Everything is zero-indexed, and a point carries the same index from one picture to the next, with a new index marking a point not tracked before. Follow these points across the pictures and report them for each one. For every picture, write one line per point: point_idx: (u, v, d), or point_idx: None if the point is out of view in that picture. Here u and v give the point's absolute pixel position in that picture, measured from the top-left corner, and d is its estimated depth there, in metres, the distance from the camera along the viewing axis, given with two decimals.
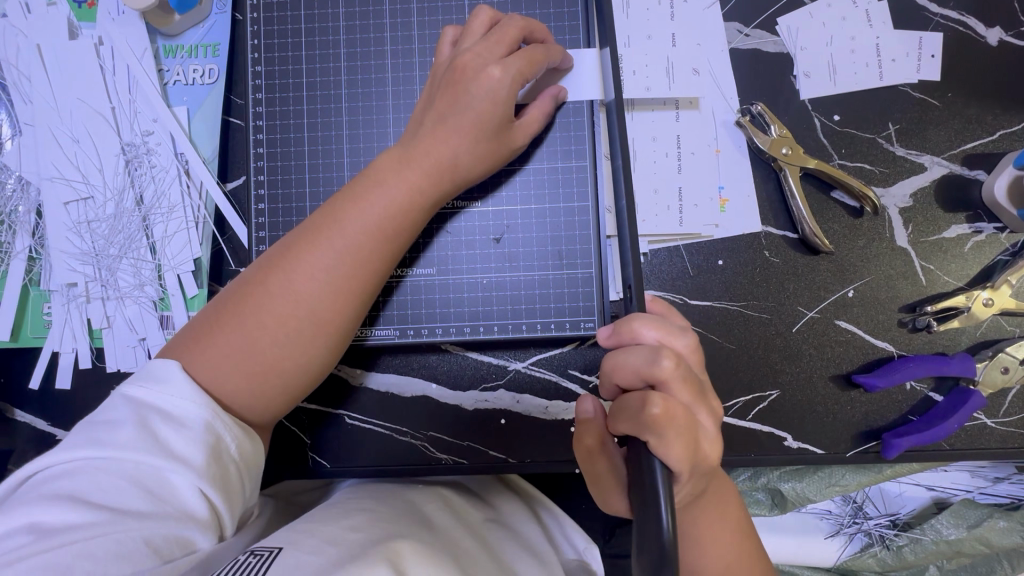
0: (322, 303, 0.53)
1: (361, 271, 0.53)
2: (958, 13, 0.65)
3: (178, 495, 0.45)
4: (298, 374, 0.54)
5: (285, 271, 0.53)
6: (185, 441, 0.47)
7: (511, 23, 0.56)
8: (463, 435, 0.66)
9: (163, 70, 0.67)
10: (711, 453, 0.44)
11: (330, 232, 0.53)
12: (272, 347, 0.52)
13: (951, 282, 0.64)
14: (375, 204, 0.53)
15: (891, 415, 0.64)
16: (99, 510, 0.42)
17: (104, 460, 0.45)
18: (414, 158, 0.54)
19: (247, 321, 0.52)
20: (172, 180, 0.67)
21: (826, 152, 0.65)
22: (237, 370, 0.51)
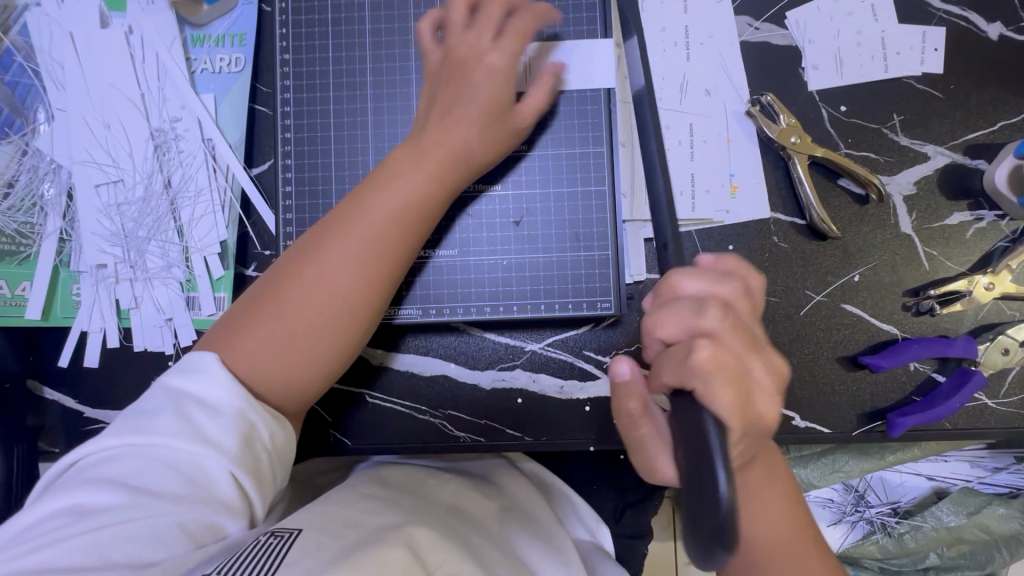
0: (351, 292, 0.54)
1: (388, 259, 0.55)
2: (960, 9, 0.68)
3: (211, 482, 0.46)
4: (327, 362, 0.55)
5: (313, 265, 0.54)
6: (219, 428, 0.47)
7: (492, 2, 0.60)
8: (481, 414, 0.68)
9: (190, 59, 0.70)
10: (770, 410, 0.41)
11: (355, 223, 0.55)
12: (304, 337, 0.53)
13: (953, 267, 0.67)
14: (395, 195, 0.55)
15: (895, 396, 0.66)
16: (137, 494, 0.44)
17: (143, 445, 0.46)
18: (427, 149, 0.57)
19: (278, 313, 0.53)
20: (200, 165, 0.69)
21: (833, 142, 0.68)
22: (271, 362, 0.53)
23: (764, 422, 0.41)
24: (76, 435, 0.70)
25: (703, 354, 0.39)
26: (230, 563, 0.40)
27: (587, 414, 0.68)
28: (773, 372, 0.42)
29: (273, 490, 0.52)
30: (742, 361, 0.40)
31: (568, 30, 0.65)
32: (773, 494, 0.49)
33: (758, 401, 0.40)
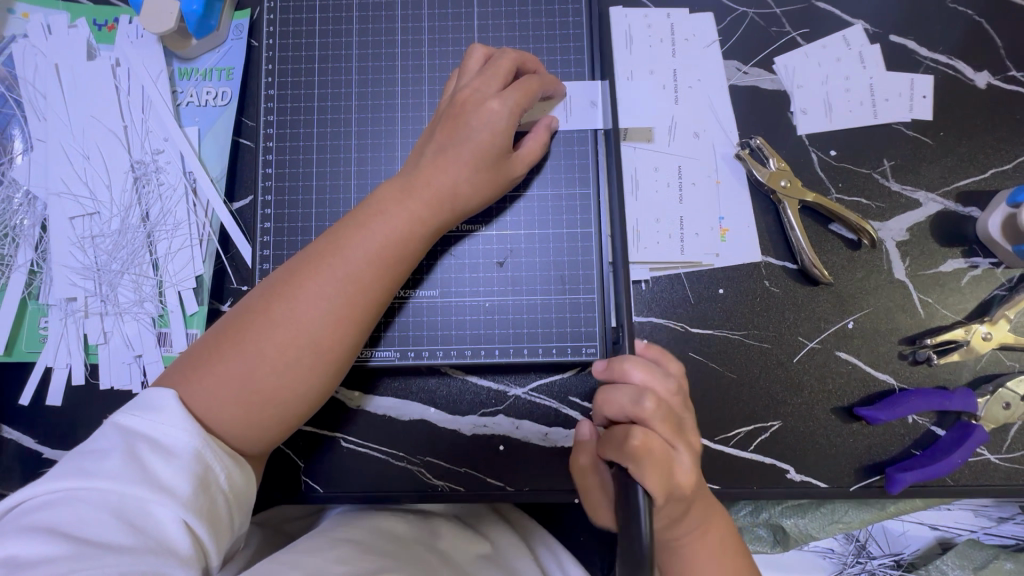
0: (321, 333, 0.53)
1: (362, 298, 0.54)
2: (947, 57, 0.68)
3: (160, 528, 0.44)
4: (291, 405, 0.53)
5: (287, 300, 0.53)
6: (171, 470, 0.46)
7: (504, 57, 0.59)
8: (460, 462, 0.65)
9: (176, 92, 0.69)
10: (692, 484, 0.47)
11: (332, 263, 0.53)
12: (268, 375, 0.51)
13: (949, 315, 0.65)
14: (377, 235, 0.54)
15: (893, 449, 0.63)
16: (76, 541, 0.41)
17: (88, 491, 0.44)
18: (415, 189, 0.55)
19: (245, 349, 0.52)
20: (179, 197, 0.67)
21: (824, 186, 0.67)
22: (234, 400, 0.51)
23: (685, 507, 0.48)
24: (33, 477, 0.66)
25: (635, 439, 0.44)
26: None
27: (572, 463, 0.64)
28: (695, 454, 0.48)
29: (231, 537, 0.49)
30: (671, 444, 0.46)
31: (555, 71, 0.65)
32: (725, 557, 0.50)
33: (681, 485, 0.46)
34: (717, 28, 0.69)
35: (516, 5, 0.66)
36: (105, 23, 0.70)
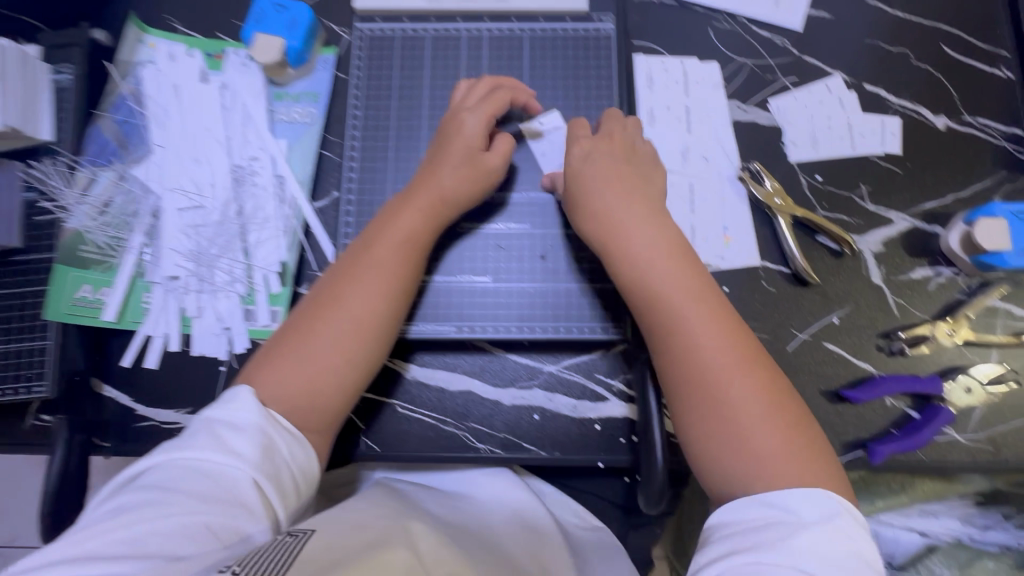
0: (364, 320, 0.65)
1: (387, 281, 0.67)
2: (911, 103, 0.83)
3: (237, 488, 0.53)
4: (340, 375, 0.64)
5: (330, 296, 0.66)
6: (243, 443, 0.55)
7: (482, 84, 0.75)
8: (501, 428, 0.75)
9: (272, 111, 0.83)
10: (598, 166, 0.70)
11: (364, 266, 0.67)
12: (324, 356, 0.63)
13: (919, 314, 0.76)
14: (398, 239, 0.68)
15: (875, 428, 0.73)
16: (171, 497, 0.51)
17: (179, 462, 0.54)
18: (417, 193, 0.71)
19: (301, 341, 0.64)
20: (270, 197, 0.80)
21: (811, 205, 0.80)
22: (295, 377, 0.62)
23: (641, 226, 0.65)
24: (125, 432, 0.75)
25: (582, 159, 0.71)
26: (250, 557, 0.46)
27: (598, 432, 0.74)
28: (644, 187, 0.69)
29: (296, 501, 0.58)
30: (613, 173, 0.69)
31: (591, 103, 0.79)
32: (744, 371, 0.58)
33: (628, 200, 0.67)
34: (723, 73, 0.84)
35: (559, 47, 0.80)
36: (215, 53, 0.85)
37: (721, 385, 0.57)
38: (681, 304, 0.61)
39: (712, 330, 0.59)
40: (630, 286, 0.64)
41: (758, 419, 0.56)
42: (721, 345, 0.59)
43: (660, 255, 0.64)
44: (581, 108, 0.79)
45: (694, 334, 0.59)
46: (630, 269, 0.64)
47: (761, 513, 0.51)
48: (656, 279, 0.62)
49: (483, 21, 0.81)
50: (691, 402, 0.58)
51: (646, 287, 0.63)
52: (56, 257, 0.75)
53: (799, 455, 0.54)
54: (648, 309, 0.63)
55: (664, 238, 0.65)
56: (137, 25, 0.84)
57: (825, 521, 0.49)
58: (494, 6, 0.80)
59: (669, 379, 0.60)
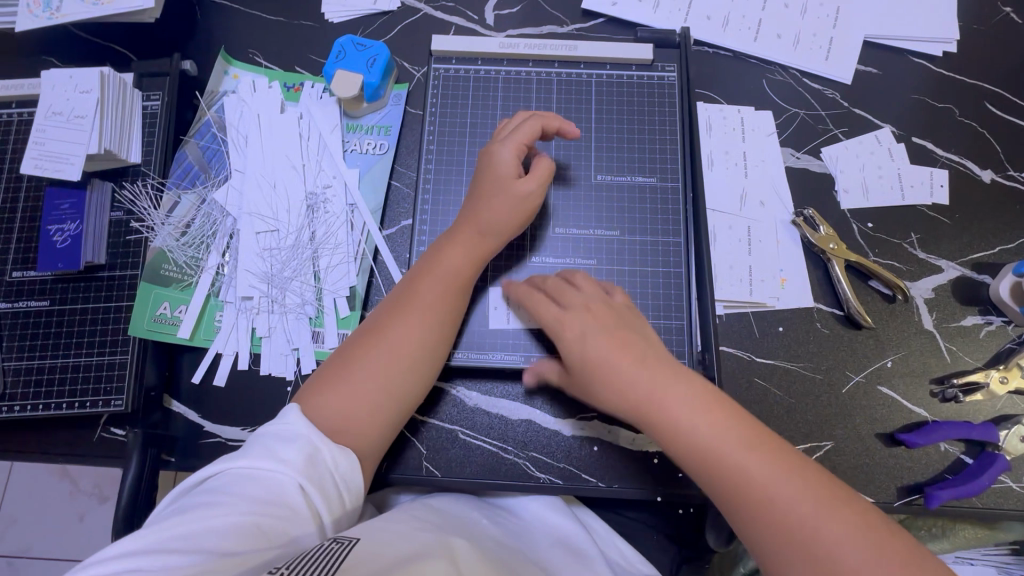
0: (412, 348, 0.66)
1: (431, 313, 0.68)
2: (958, 157, 0.86)
3: (283, 492, 0.53)
4: (381, 399, 0.64)
5: (377, 331, 0.66)
6: (289, 449, 0.55)
7: (513, 120, 0.77)
8: (561, 458, 0.76)
9: (345, 141, 0.87)
10: (596, 341, 0.62)
11: (411, 300, 0.68)
12: (365, 382, 0.63)
13: (970, 361, 0.79)
14: (441, 274, 0.69)
15: (929, 472, 0.75)
16: (222, 498, 0.51)
17: (233, 469, 0.54)
18: (460, 229, 0.72)
19: (345, 365, 0.64)
20: (342, 223, 0.83)
21: (864, 250, 0.83)
22: (338, 403, 0.62)
23: (665, 378, 0.59)
24: (191, 447, 0.76)
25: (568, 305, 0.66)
26: (297, 559, 0.46)
27: (656, 466, 0.75)
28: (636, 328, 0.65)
29: (341, 506, 0.57)
30: (615, 343, 0.61)
31: (654, 144, 0.82)
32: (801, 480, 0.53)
33: (644, 367, 0.60)
34: (776, 122, 0.88)
35: (624, 93, 0.84)
36: (293, 85, 0.89)
37: (812, 537, 0.50)
38: (734, 458, 0.54)
39: (779, 477, 0.53)
40: (677, 455, 0.57)
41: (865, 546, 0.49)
42: (790, 486, 0.53)
43: (696, 407, 0.57)
44: (644, 150, 0.82)
45: (756, 483, 0.53)
46: (674, 441, 0.57)
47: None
48: (698, 438, 0.56)
49: (553, 65, 0.86)
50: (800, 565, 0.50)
51: (695, 454, 0.56)
52: (140, 275, 0.78)
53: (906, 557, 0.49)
54: (704, 473, 0.56)
55: (695, 389, 0.58)
56: (224, 58, 0.89)
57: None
58: (564, 52, 0.85)
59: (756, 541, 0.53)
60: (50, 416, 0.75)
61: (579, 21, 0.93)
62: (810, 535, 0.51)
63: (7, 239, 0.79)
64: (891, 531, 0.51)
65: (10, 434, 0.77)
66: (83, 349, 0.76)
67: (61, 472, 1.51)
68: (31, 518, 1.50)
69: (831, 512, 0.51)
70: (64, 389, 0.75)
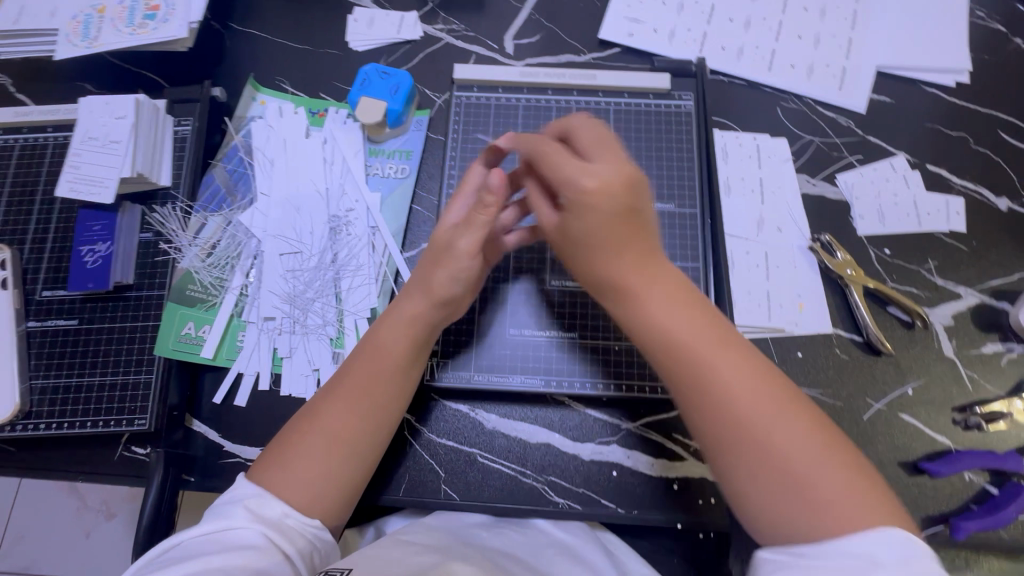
0: (351, 431, 0.63)
1: (379, 385, 0.65)
2: (973, 185, 0.87)
3: (243, 540, 0.53)
4: (331, 480, 0.61)
5: (323, 411, 0.64)
6: (238, 508, 0.56)
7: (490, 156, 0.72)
8: (580, 482, 0.76)
9: (367, 165, 0.89)
10: (592, 206, 0.58)
11: (346, 379, 0.66)
12: (311, 466, 0.61)
13: (992, 389, 0.78)
14: (384, 345, 0.67)
15: (954, 503, 0.74)
16: (181, 558, 0.50)
17: (189, 533, 0.53)
18: (411, 292, 0.69)
19: (291, 449, 0.62)
20: (363, 245, 0.84)
21: (881, 277, 0.83)
22: (284, 489, 0.59)
23: (642, 273, 0.59)
24: (210, 467, 0.76)
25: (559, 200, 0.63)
26: None
27: (676, 493, 0.75)
28: (632, 201, 0.59)
29: (303, 539, 0.57)
30: (611, 225, 0.58)
31: (671, 170, 0.84)
32: (756, 390, 0.53)
33: (630, 261, 0.59)
34: (791, 149, 0.89)
35: (641, 121, 0.86)
36: (317, 111, 0.91)
37: (773, 450, 0.50)
38: (704, 356, 0.55)
39: (739, 381, 0.53)
40: (643, 342, 0.59)
41: (826, 472, 0.49)
42: (748, 391, 0.53)
43: (669, 307, 0.57)
44: (662, 176, 0.83)
45: (726, 392, 0.53)
46: (649, 332, 0.58)
47: (833, 562, 0.45)
48: (675, 336, 0.56)
49: (571, 93, 0.88)
50: (766, 487, 0.50)
51: (665, 340, 0.56)
52: (167, 296, 0.80)
53: (868, 495, 0.48)
54: (674, 368, 0.56)
55: (675, 290, 0.59)
56: (253, 85, 0.92)
57: (906, 562, 0.43)
58: (583, 81, 0.87)
59: (700, 427, 0.54)
60: (74, 435, 0.76)
61: (596, 51, 0.96)
62: (762, 443, 0.51)
63: (37, 260, 0.81)
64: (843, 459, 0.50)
65: (33, 452, 0.78)
66: (108, 368, 0.77)
67: (70, 488, 1.52)
68: (39, 535, 1.49)
69: (779, 420, 0.51)
70: (89, 407, 0.76)
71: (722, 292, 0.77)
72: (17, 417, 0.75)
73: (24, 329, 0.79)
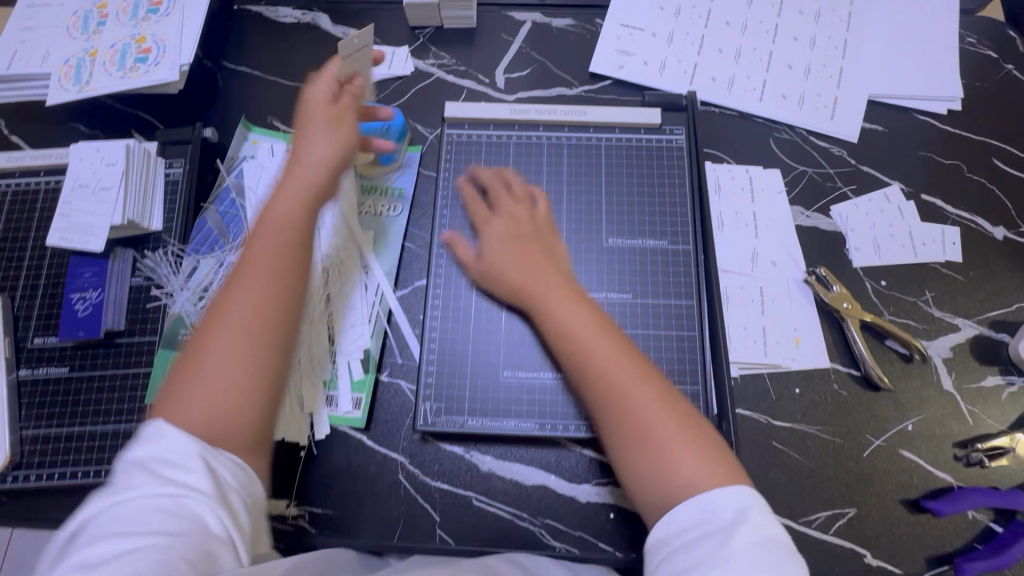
0: (254, 318, 0.61)
1: (269, 268, 0.63)
2: (969, 214, 0.87)
3: (195, 519, 0.49)
4: (240, 379, 0.58)
5: (217, 315, 0.61)
6: (185, 471, 0.51)
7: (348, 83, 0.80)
8: (577, 525, 0.75)
9: (361, 203, 0.88)
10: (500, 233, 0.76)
11: (239, 278, 0.63)
12: (218, 373, 0.58)
13: (994, 424, 0.77)
14: (273, 226, 0.67)
15: (958, 541, 0.72)
16: (130, 536, 0.47)
17: (137, 498, 0.49)
18: (290, 180, 0.71)
19: (195, 365, 0.59)
20: (356, 285, 0.84)
21: (878, 308, 0.82)
22: (195, 407, 0.56)
23: (547, 279, 0.71)
24: None
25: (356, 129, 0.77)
26: None
27: None
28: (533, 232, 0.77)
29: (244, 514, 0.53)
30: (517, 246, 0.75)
31: (663, 206, 0.83)
32: (622, 363, 0.63)
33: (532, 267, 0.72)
34: (785, 180, 0.89)
35: (633, 156, 0.86)
36: None
37: (642, 424, 0.59)
38: (588, 342, 0.64)
39: (613, 360, 0.63)
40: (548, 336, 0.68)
41: (679, 438, 0.58)
42: (620, 367, 0.62)
43: (568, 303, 0.68)
44: (654, 212, 0.83)
45: (602, 365, 0.63)
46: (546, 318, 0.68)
47: (688, 519, 0.53)
48: (567, 325, 0.66)
49: (563, 130, 0.88)
50: (635, 463, 0.59)
51: (562, 331, 0.66)
52: (159, 342, 0.78)
53: (714, 462, 0.57)
54: (568, 352, 0.66)
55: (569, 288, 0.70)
56: (244, 124, 0.92)
57: (744, 510, 0.52)
58: (574, 118, 0.87)
59: (589, 405, 0.63)
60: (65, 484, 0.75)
61: (587, 84, 0.96)
62: (630, 413, 0.60)
63: (29, 306, 0.81)
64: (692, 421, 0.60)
65: None
66: (100, 417, 0.76)
67: None
68: None
69: (641, 386, 0.61)
70: (80, 456, 0.75)
71: (717, 331, 0.76)
72: (6, 468, 0.75)
73: (16, 377, 0.78)
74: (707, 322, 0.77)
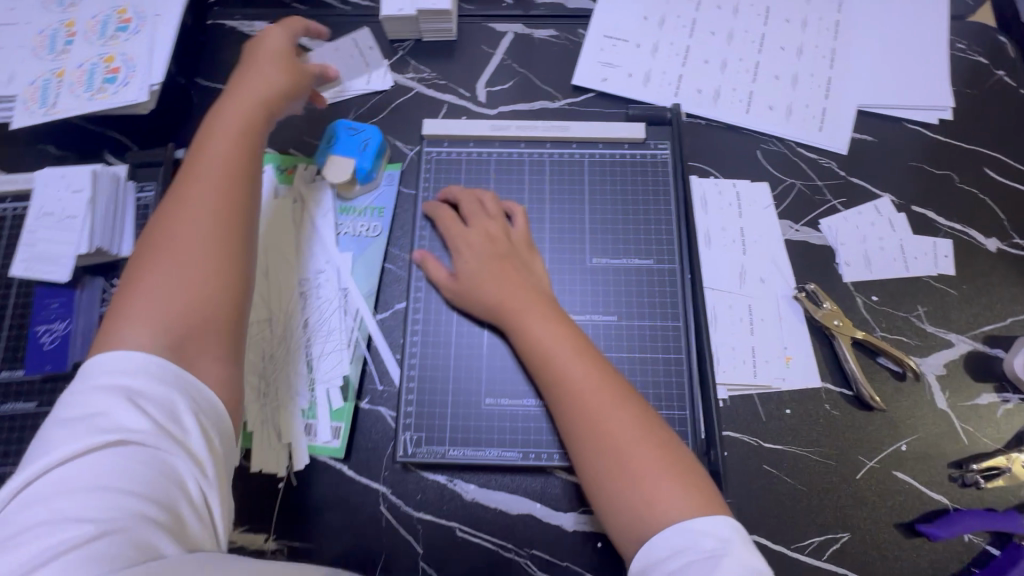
0: (218, 224, 0.62)
1: (226, 182, 0.65)
2: (961, 226, 0.85)
3: (178, 479, 0.49)
4: (207, 280, 0.59)
5: (171, 224, 0.62)
6: (167, 419, 0.51)
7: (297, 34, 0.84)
8: (563, 555, 0.72)
9: (338, 224, 0.86)
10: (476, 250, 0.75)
11: (189, 189, 0.64)
12: (185, 279, 0.58)
13: (990, 443, 0.75)
14: (225, 141, 0.68)
15: (953, 565, 0.71)
16: (113, 486, 0.46)
17: (116, 436, 0.48)
18: (238, 102, 0.71)
19: (152, 274, 0.59)
20: (335, 309, 0.82)
21: (869, 324, 0.80)
22: (159, 310, 0.56)
23: (524, 298, 0.70)
24: None
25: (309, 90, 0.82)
26: None
27: None
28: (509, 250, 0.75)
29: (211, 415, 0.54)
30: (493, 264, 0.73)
31: (647, 223, 0.81)
32: (596, 378, 0.62)
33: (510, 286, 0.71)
34: (773, 194, 0.87)
35: (617, 173, 0.84)
36: (286, 168, 0.89)
37: (615, 440, 0.58)
38: (563, 360, 0.63)
39: (588, 375, 0.62)
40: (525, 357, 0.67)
41: (650, 453, 0.57)
42: (592, 382, 0.61)
43: (542, 320, 0.67)
44: (639, 229, 0.81)
45: (576, 382, 0.62)
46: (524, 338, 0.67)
47: (673, 544, 0.52)
48: (541, 343, 0.65)
49: (545, 146, 0.86)
50: (609, 486, 0.57)
51: (539, 351, 0.65)
52: None
53: (686, 478, 0.56)
54: (544, 371, 0.64)
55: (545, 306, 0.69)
56: None
57: (729, 540, 0.52)
58: (556, 134, 0.85)
59: (563, 424, 0.62)
60: None
61: (570, 96, 0.93)
62: (602, 429, 0.59)
63: None
64: (669, 443, 0.59)
65: None
66: None
67: None
68: None
69: (612, 400, 0.60)
70: None
71: (704, 354, 0.74)
72: None
73: None
74: (693, 343, 0.76)
